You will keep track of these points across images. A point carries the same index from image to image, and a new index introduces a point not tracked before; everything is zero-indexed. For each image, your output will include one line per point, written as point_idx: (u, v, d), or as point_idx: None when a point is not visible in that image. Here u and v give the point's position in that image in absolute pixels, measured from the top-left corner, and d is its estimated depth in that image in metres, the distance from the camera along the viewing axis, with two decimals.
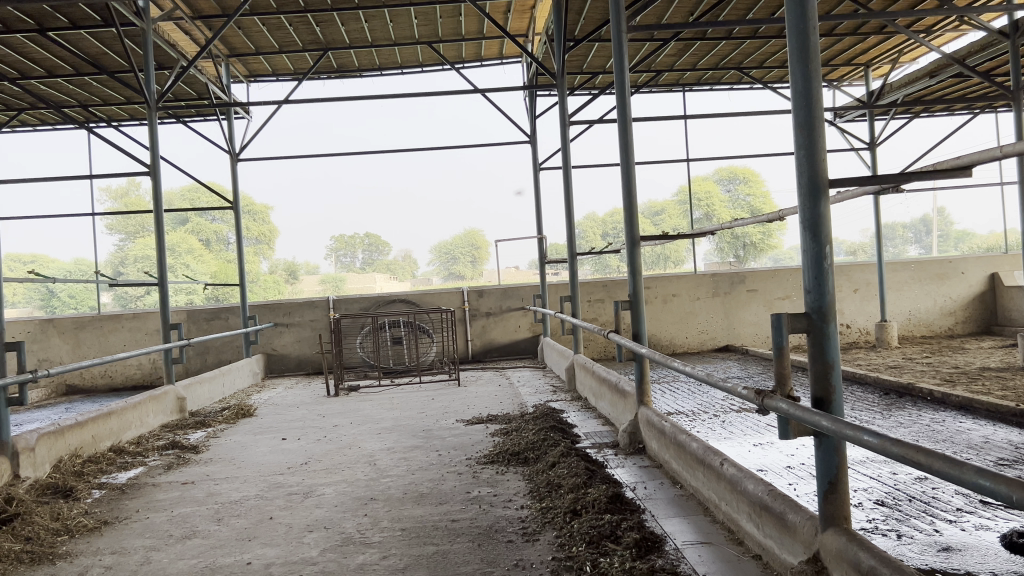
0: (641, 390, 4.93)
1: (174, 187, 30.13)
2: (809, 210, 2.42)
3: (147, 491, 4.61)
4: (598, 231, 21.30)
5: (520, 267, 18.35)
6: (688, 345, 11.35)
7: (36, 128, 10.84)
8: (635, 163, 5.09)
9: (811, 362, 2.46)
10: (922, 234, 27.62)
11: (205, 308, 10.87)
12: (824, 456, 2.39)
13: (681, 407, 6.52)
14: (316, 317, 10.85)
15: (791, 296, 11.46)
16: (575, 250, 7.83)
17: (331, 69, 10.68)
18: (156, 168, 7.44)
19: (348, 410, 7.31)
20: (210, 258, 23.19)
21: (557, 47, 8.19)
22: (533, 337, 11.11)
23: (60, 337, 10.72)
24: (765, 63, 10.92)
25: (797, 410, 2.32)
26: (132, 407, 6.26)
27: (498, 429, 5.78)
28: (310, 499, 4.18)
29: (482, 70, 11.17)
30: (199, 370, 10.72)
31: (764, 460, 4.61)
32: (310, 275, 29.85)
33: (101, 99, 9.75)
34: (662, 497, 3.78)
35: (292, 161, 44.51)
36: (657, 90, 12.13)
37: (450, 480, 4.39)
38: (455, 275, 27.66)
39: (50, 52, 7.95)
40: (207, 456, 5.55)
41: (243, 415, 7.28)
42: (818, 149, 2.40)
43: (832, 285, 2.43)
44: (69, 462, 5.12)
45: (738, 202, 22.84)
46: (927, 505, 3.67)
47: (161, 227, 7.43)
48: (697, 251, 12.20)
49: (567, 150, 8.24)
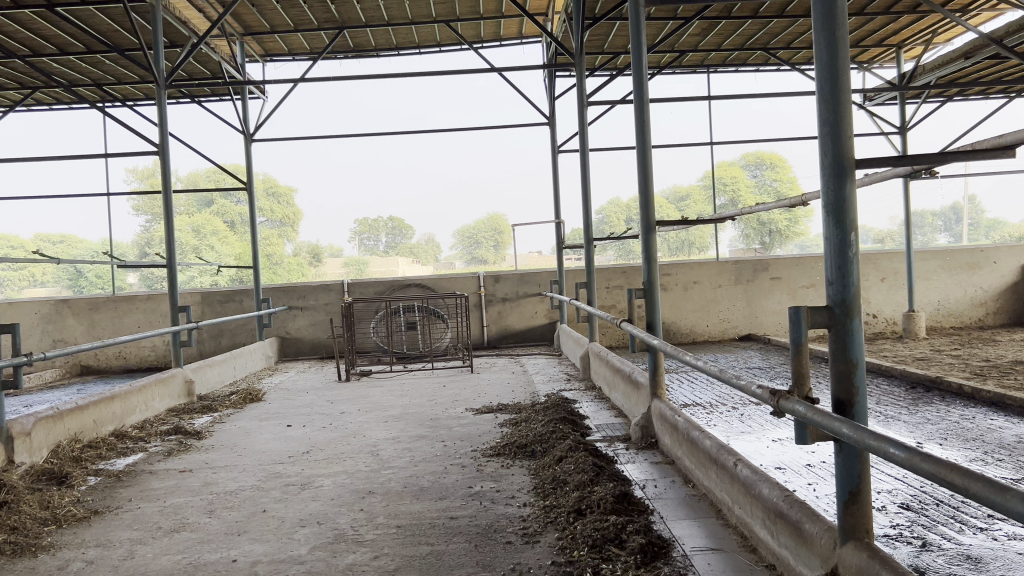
0: (654, 382, 4.72)
1: (199, 169, 30.24)
2: (833, 191, 2.20)
3: (143, 479, 4.49)
4: (621, 217, 21.11)
5: (540, 252, 18.18)
6: (709, 334, 11.11)
7: (52, 107, 10.78)
8: (651, 145, 4.85)
9: (833, 360, 2.24)
10: (951, 222, 27.17)
11: (219, 290, 10.78)
12: (845, 462, 2.18)
13: (698, 399, 6.31)
14: (330, 301, 10.73)
15: (816, 284, 11.16)
16: (591, 235, 7.60)
17: (348, 48, 10.52)
18: (165, 148, 7.29)
19: (357, 396, 7.16)
20: (235, 240, 23.20)
21: (576, 26, 7.95)
22: (550, 324, 10.93)
23: (74, 317, 10.67)
24: (792, 44, 10.58)
25: (816, 414, 2.11)
26: (136, 391, 6.15)
27: (507, 419, 5.61)
28: (306, 491, 4.04)
29: (501, 50, 10.95)
30: (213, 352, 10.65)
31: (782, 457, 4.39)
32: (333, 258, 29.88)
33: (116, 78, 9.65)
34: (673, 496, 3.58)
35: (316, 143, 44.60)
36: (681, 71, 11.82)
37: (452, 473, 4.22)
38: (478, 259, 27.67)
39: (61, 28, 7.83)
40: (209, 442, 5.42)
41: (250, 400, 7.17)
42: (844, 126, 2.18)
43: (858, 276, 2.21)
44: (68, 447, 5.00)
45: (764, 187, 22.61)
46: (955, 511, 3.44)
47: (170, 208, 7.30)
48: (720, 237, 11.90)
49: (585, 133, 7.93)
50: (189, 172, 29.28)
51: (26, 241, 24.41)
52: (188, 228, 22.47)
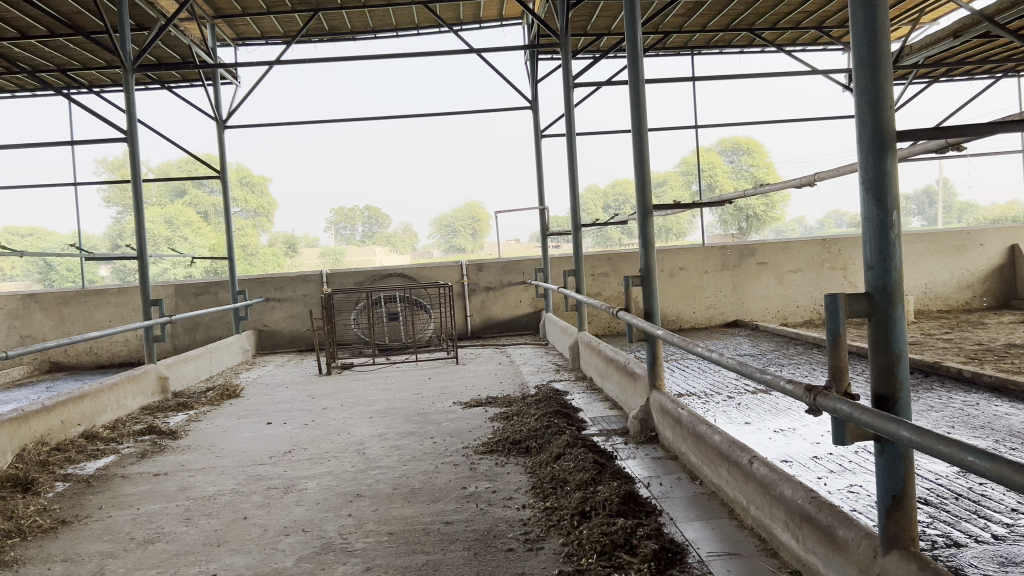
0: (653, 372, 4.52)
1: (171, 159, 29.67)
2: (872, 166, 1.99)
3: (115, 484, 4.22)
4: (600, 204, 21.04)
5: (521, 240, 17.98)
6: (696, 320, 10.94)
7: (14, 94, 10.37)
8: (646, 127, 4.64)
9: (872, 353, 2.04)
10: (926, 206, 27.41)
11: (193, 283, 10.46)
12: (887, 464, 1.99)
13: (692, 388, 6.13)
14: (309, 292, 10.44)
15: (803, 269, 11.01)
16: (579, 221, 7.37)
17: (323, 32, 10.20)
18: (133, 136, 6.93)
19: (340, 391, 6.90)
20: (209, 231, 22.80)
21: (561, 4, 7.69)
22: (534, 312, 10.73)
23: (43, 313, 10.31)
24: (778, 24, 10.40)
25: (858, 412, 1.90)
26: (107, 389, 5.87)
27: (498, 412, 5.40)
28: (289, 495, 3.81)
29: (481, 33, 10.67)
30: (189, 346, 10.35)
31: (787, 449, 4.21)
32: (309, 248, 29.49)
33: (81, 62, 9.25)
34: (680, 496, 3.38)
35: (288, 130, 44.07)
36: (664, 54, 11.62)
37: (445, 473, 4.00)
38: (456, 248, 27.43)
39: (21, 10, 7.44)
40: (186, 443, 5.16)
41: (228, 396, 6.90)
42: (885, 93, 1.97)
43: (899, 260, 2.01)
44: (34, 450, 4.71)
45: (741, 172, 22.69)
46: (976, 505, 3.26)
47: (140, 197, 6.96)
48: (704, 222, 11.73)
49: (570, 115, 7.67)
50: (160, 163, 28.77)
51: None
52: (161, 219, 22.06)
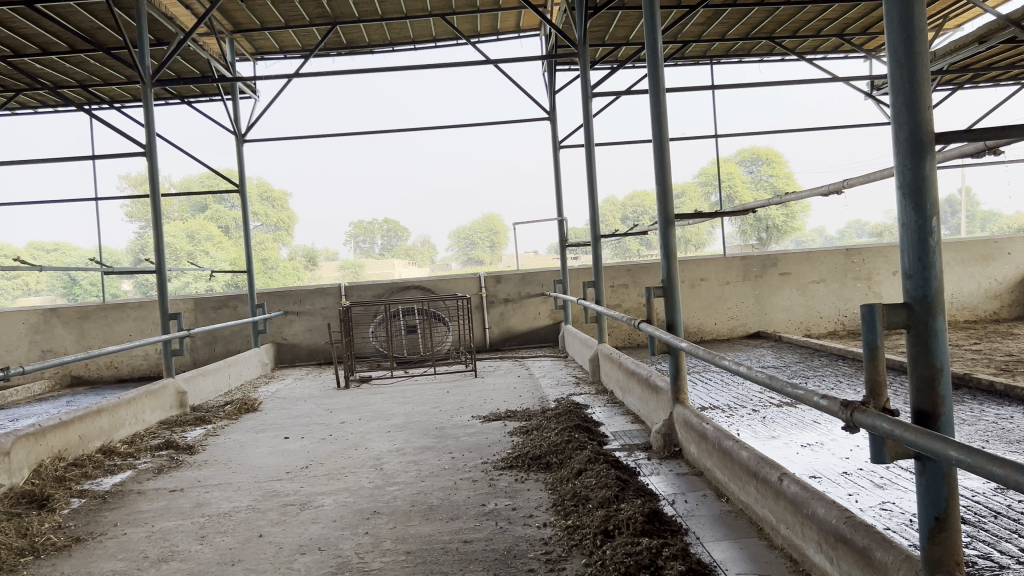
0: (677, 386, 4.42)
1: (193, 175, 29.93)
2: (910, 169, 1.91)
3: (131, 501, 4.17)
4: (618, 215, 21.02)
5: (539, 252, 17.92)
6: (717, 332, 10.81)
7: (36, 110, 10.44)
8: (668, 136, 4.56)
9: (912, 367, 1.95)
10: (949, 215, 27.14)
11: (212, 296, 10.47)
12: (929, 483, 1.89)
13: (715, 401, 6.01)
14: (327, 305, 10.42)
15: (826, 279, 10.85)
16: (599, 232, 7.28)
17: (341, 45, 10.21)
18: (152, 149, 6.90)
19: (357, 404, 6.84)
20: (230, 245, 22.93)
21: (579, 14, 7.63)
22: (553, 324, 10.63)
23: (64, 327, 10.34)
24: (799, 32, 10.28)
25: (897, 428, 1.79)
26: (125, 404, 5.83)
27: (517, 427, 5.31)
28: (306, 512, 3.73)
29: (498, 44, 10.64)
30: (207, 359, 10.35)
31: (815, 465, 4.09)
32: (329, 262, 29.61)
33: (101, 78, 9.29)
34: (706, 514, 3.29)
35: (308, 144, 44.40)
36: (683, 63, 11.54)
37: (464, 490, 3.92)
38: (475, 260, 27.46)
39: (42, 26, 7.46)
40: (203, 458, 5.11)
41: (246, 410, 6.86)
42: (923, 93, 1.88)
43: (940, 268, 1.92)
44: (51, 466, 4.67)
45: (761, 183, 22.61)
46: (1017, 524, 3.13)
47: (159, 211, 6.94)
48: (725, 231, 11.60)
49: (590, 125, 7.60)
50: (181, 178, 29.00)
51: (20, 250, 24.21)
52: (183, 234, 22.25)
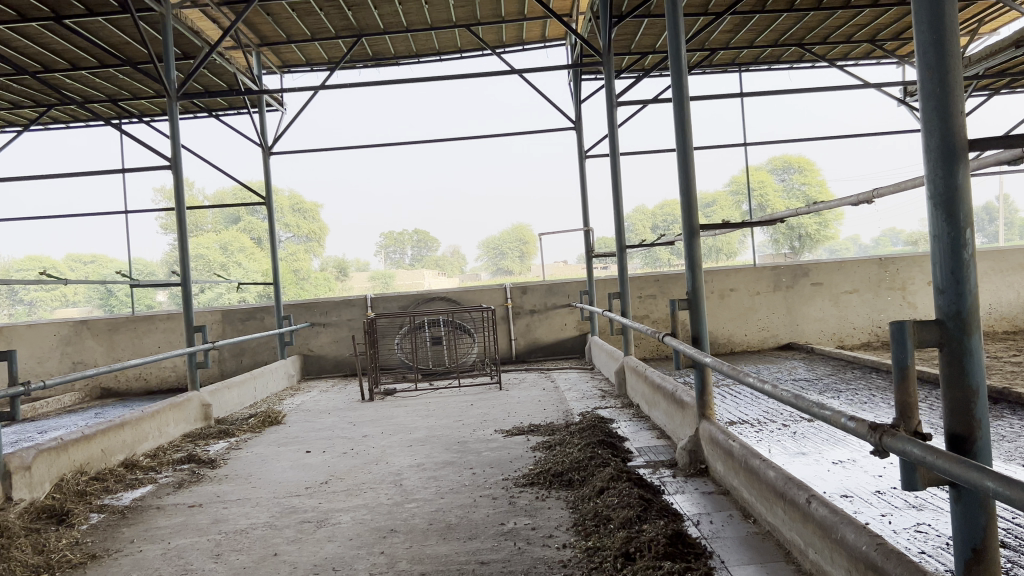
0: (702, 401, 4.30)
1: (225, 187, 30.30)
2: (942, 179, 1.80)
3: (149, 516, 4.14)
4: (648, 224, 20.93)
5: (567, 262, 17.81)
6: (747, 343, 10.63)
7: (68, 125, 10.59)
8: (692, 145, 4.46)
9: (945, 387, 1.84)
10: (987, 223, 26.57)
11: (240, 308, 10.51)
12: (965, 511, 1.78)
13: (744, 415, 5.86)
14: (353, 316, 10.42)
15: (859, 289, 10.63)
16: (625, 242, 7.17)
17: (367, 57, 10.24)
18: (177, 163, 6.93)
19: (380, 418, 6.78)
20: (262, 257, 23.15)
21: (603, 23, 7.54)
22: (580, 335, 10.53)
23: (94, 339, 10.45)
24: (829, 38, 10.12)
25: (929, 454, 1.68)
26: (149, 417, 5.84)
27: (540, 442, 5.21)
28: (322, 530, 3.67)
29: (524, 54, 10.60)
30: (235, 371, 10.39)
31: (847, 483, 3.94)
32: (359, 272, 29.75)
33: (130, 93, 9.39)
34: (732, 535, 3.17)
35: (338, 155, 44.77)
36: (711, 71, 11.42)
37: (483, 508, 3.84)
38: (504, 271, 27.44)
39: (71, 42, 7.54)
40: (224, 472, 5.09)
41: (270, 423, 6.84)
42: (953, 99, 1.78)
43: (975, 282, 1.81)
44: (72, 480, 4.66)
45: (793, 191, 22.34)
46: None
47: (183, 224, 6.96)
48: (755, 241, 11.42)
49: (614, 134, 7.50)
50: (213, 191, 29.37)
51: (59, 262, 24.67)
52: (216, 246, 22.50)
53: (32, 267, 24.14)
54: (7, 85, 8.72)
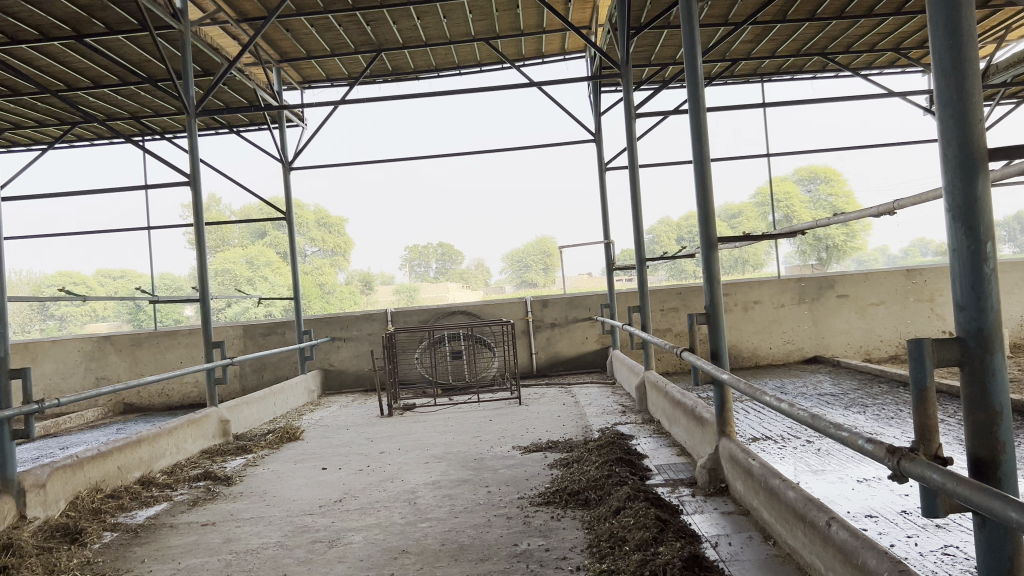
0: (722, 418, 4.20)
1: (251, 202, 30.56)
2: (961, 189, 1.72)
3: (162, 535, 4.12)
4: (672, 236, 20.81)
5: (590, 275, 17.69)
6: (773, 356, 10.45)
7: (92, 142, 10.71)
8: (709, 156, 4.38)
9: (967, 407, 1.75)
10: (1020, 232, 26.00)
11: (261, 323, 10.53)
12: (989, 538, 1.69)
13: (767, 431, 5.73)
14: (374, 331, 10.41)
15: (887, 302, 10.43)
16: (645, 255, 7.07)
17: (386, 72, 10.26)
18: (195, 178, 6.96)
19: (398, 433, 6.73)
20: (288, 271, 23.29)
21: (621, 35, 7.47)
22: (602, 349, 10.43)
23: (118, 354, 10.52)
24: (852, 47, 9.98)
25: (949, 479, 1.59)
26: (167, 434, 5.83)
27: (557, 459, 5.13)
28: (333, 550, 3.62)
29: (543, 67, 10.58)
30: (256, 386, 10.41)
31: (871, 502, 3.81)
32: (384, 286, 29.81)
33: (152, 110, 9.49)
34: (750, 558, 3.08)
35: (363, 170, 45.05)
36: (733, 82, 11.33)
37: (496, 527, 3.77)
38: (528, 283, 27.37)
39: (92, 60, 7.62)
40: (239, 489, 5.06)
41: (288, 439, 6.82)
42: (971, 107, 1.70)
43: (996, 297, 1.72)
44: (87, 497, 4.65)
45: (819, 202, 22.09)
46: None
47: (202, 240, 6.97)
48: (779, 253, 11.26)
49: (633, 147, 7.43)
50: (240, 207, 29.64)
51: (89, 277, 25.01)
52: (242, 260, 22.70)
53: (62, 282, 24.50)
54: (31, 104, 8.82)
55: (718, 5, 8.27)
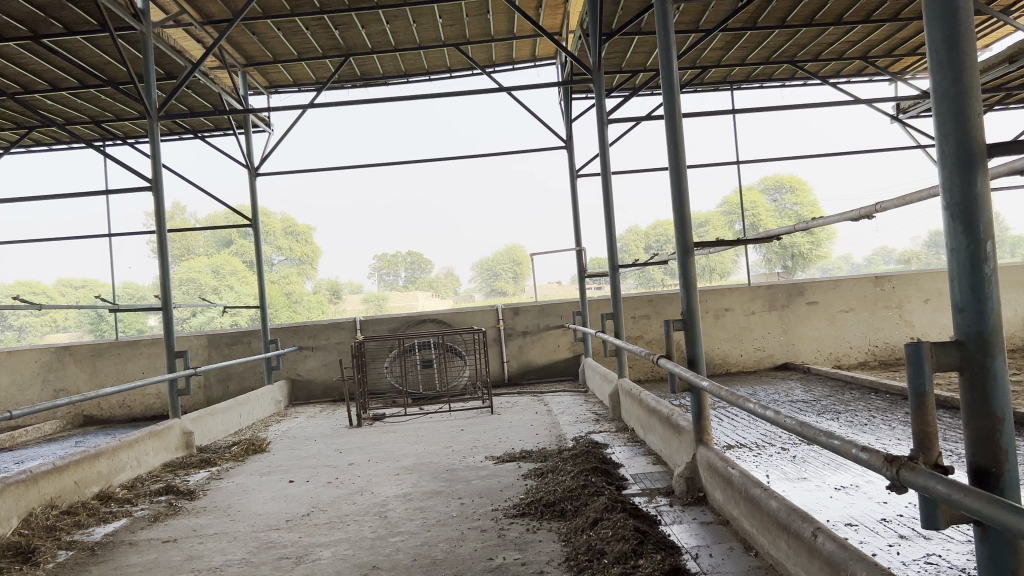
0: (700, 426, 4.13)
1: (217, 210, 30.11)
2: (958, 187, 1.66)
3: (120, 553, 3.94)
4: (641, 245, 20.85)
5: (561, 283, 17.63)
6: (744, 363, 10.45)
7: (52, 147, 10.44)
8: (684, 160, 4.30)
9: (968, 413, 1.68)
10: None
11: (227, 333, 10.30)
12: (991, 550, 1.62)
13: (741, 439, 5.68)
14: (342, 339, 10.23)
15: (855, 308, 10.50)
16: (617, 261, 7.00)
17: (355, 77, 10.11)
18: (157, 184, 6.76)
19: (368, 444, 6.57)
20: (254, 280, 22.96)
21: (593, 41, 7.40)
22: (574, 357, 10.35)
23: (77, 365, 10.22)
24: (820, 55, 10.05)
25: (952, 488, 1.51)
26: (127, 447, 5.63)
27: (531, 469, 5.02)
28: (300, 567, 3.48)
29: (515, 73, 10.53)
30: (221, 397, 10.18)
31: (850, 511, 3.76)
32: (353, 295, 29.52)
33: (113, 113, 9.26)
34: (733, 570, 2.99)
35: (331, 177, 44.70)
36: (702, 89, 11.37)
37: (471, 541, 3.65)
38: (497, 292, 27.27)
39: (50, 61, 7.40)
40: (202, 504, 4.88)
41: (253, 451, 6.64)
42: (969, 101, 1.64)
43: (996, 300, 1.66)
44: (42, 514, 4.46)
45: (785, 210, 22.29)
46: None
47: (164, 247, 6.76)
48: (748, 260, 11.27)
49: (606, 152, 7.37)
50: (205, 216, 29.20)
51: (49, 287, 24.46)
52: (207, 269, 22.33)
53: (20, 291, 23.93)
54: None
55: (690, 11, 8.26)
